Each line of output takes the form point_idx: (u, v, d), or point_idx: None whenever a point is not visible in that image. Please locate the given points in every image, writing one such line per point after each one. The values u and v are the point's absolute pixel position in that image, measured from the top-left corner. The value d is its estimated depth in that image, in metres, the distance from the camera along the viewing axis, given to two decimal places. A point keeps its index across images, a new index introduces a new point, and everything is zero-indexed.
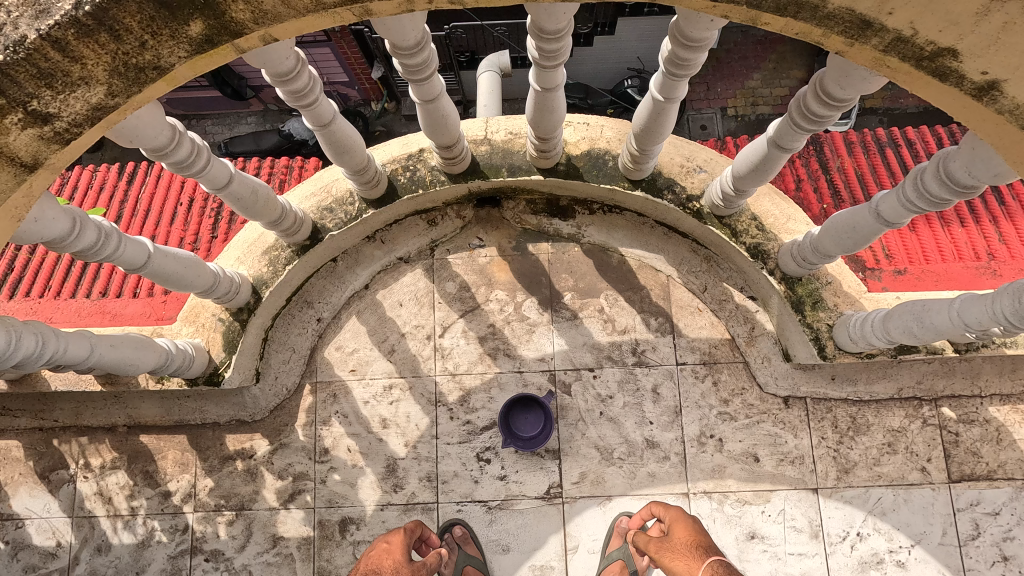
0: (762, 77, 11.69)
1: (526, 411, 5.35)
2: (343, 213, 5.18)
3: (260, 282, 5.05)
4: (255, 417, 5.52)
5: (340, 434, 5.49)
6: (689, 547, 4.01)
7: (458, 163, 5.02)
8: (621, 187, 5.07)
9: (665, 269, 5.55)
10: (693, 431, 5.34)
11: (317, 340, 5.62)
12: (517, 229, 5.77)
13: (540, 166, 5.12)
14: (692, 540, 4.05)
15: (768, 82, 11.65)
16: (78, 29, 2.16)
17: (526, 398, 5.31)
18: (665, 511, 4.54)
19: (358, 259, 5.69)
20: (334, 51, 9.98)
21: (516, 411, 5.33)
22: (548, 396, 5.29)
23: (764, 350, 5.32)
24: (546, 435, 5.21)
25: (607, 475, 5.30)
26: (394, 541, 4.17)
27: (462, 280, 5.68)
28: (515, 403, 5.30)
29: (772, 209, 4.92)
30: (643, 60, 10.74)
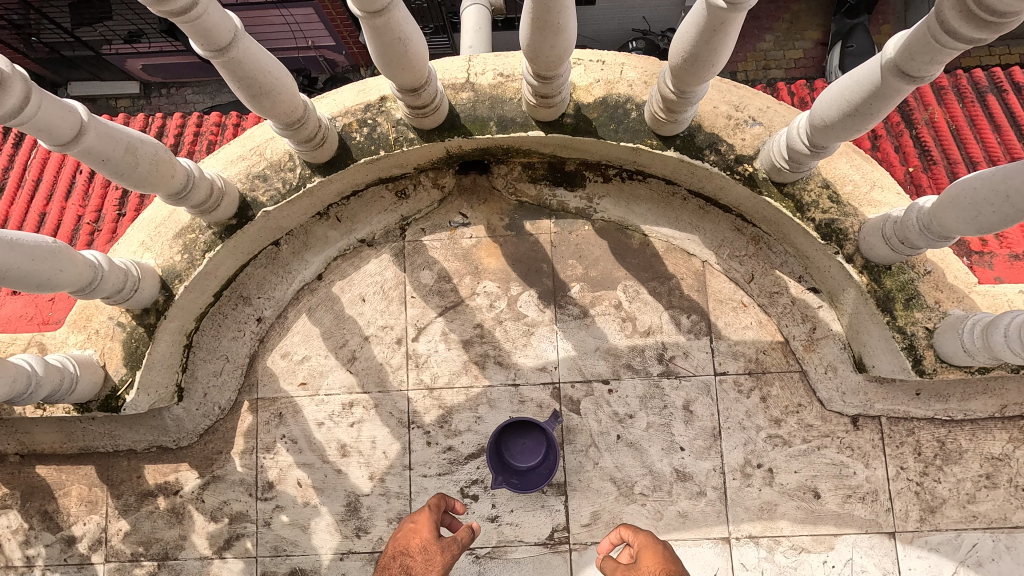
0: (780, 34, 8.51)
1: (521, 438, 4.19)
2: (280, 182, 3.92)
3: (170, 275, 3.82)
4: (180, 444, 4.36)
5: (288, 464, 4.35)
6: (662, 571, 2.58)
7: (432, 114, 3.73)
8: (647, 145, 3.80)
9: (700, 254, 4.33)
10: (735, 459, 4.19)
11: (257, 346, 4.43)
12: (511, 203, 4.53)
13: (541, 119, 3.83)
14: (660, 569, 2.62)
15: (785, 43, 8.57)
16: None
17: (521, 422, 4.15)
18: (634, 535, 3.02)
19: (307, 242, 4.45)
20: (319, 10, 8.01)
21: (508, 438, 4.18)
22: (552, 421, 4.13)
23: (828, 357, 4.14)
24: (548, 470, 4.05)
25: (625, 515, 4.17)
26: (417, 521, 3.31)
27: (440, 269, 4.46)
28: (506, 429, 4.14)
29: (851, 174, 3.67)
30: (648, 21, 9.08)
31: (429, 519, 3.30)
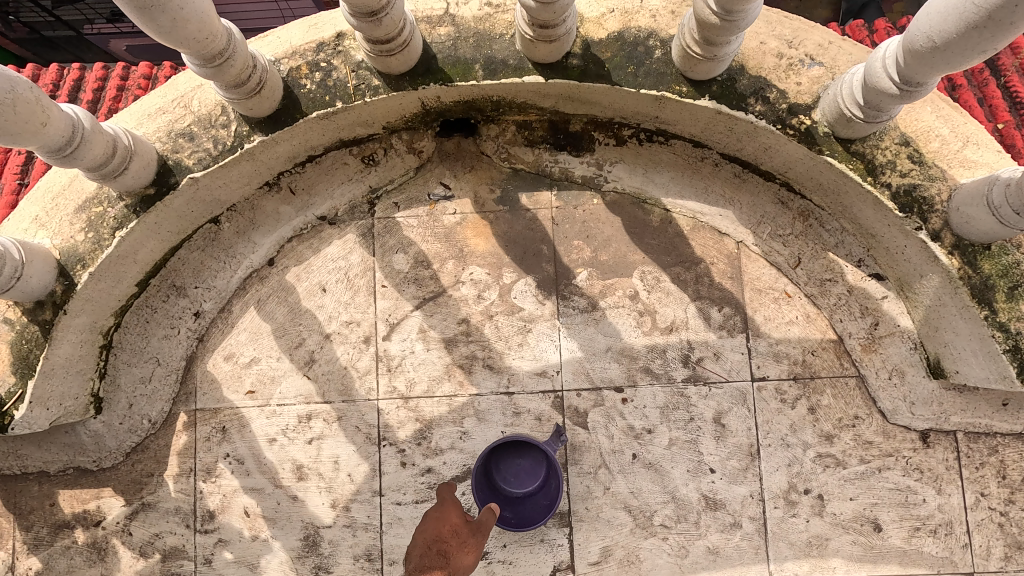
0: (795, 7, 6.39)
1: (514, 459, 3.42)
2: (210, 141, 3.11)
3: (74, 259, 3.04)
4: (101, 465, 3.58)
5: (233, 489, 3.57)
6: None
7: (401, 53, 2.92)
8: (674, 93, 3.00)
9: (736, 233, 3.54)
10: (778, 484, 3.42)
11: (195, 347, 3.64)
12: (503, 171, 3.71)
13: (540, 62, 3.03)
14: None
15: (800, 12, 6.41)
16: None
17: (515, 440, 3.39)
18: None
19: (255, 219, 3.65)
20: None
21: (499, 460, 3.41)
22: (553, 441, 3.33)
23: (894, 359, 3.36)
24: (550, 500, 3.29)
25: (643, 552, 3.41)
26: (440, 505, 3.01)
27: (417, 252, 3.66)
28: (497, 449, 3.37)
29: (935, 128, 2.88)
30: None
31: (454, 502, 3.02)
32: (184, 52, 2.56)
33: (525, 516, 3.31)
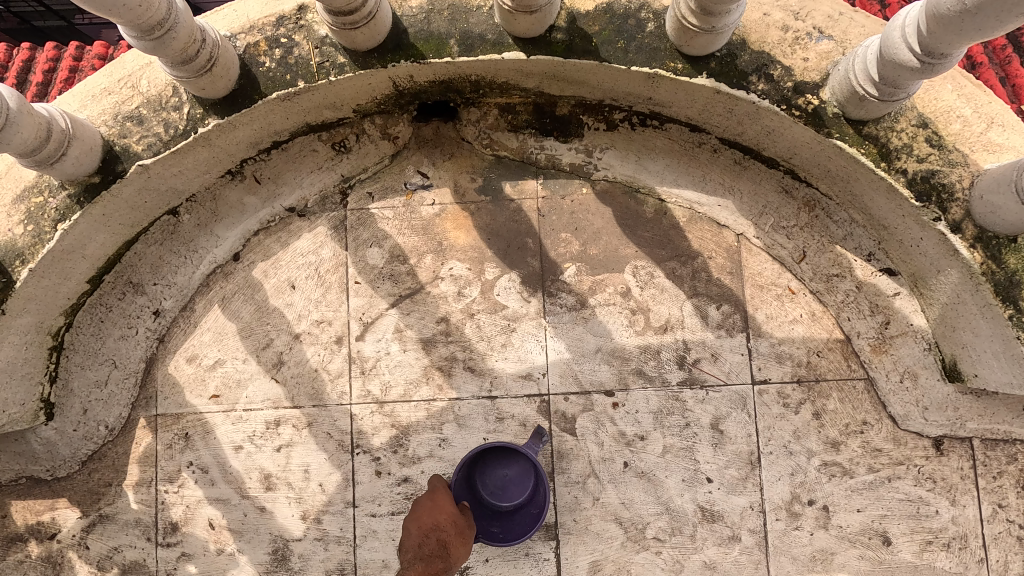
0: None
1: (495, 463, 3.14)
2: (161, 125, 2.85)
3: (13, 253, 2.78)
4: (55, 473, 3.34)
5: (197, 500, 3.33)
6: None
7: (367, 26, 2.65)
8: (668, 70, 2.73)
9: (736, 223, 3.28)
10: (779, 495, 3.18)
11: (154, 347, 3.38)
12: (485, 158, 3.44)
13: (522, 36, 2.76)
14: None
15: None
16: None
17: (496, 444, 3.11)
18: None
19: (218, 210, 3.39)
20: None
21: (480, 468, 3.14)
22: (534, 442, 3.09)
23: (906, 361, 3.11)
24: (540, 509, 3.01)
25: (635, 567, 3.19)
26: (431, 492, 2.80)
27: (393, 245, 3.40)
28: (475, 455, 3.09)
29: (956, 107, 2.61)
30: None
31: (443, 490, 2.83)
32: (118, 18, 2.28)
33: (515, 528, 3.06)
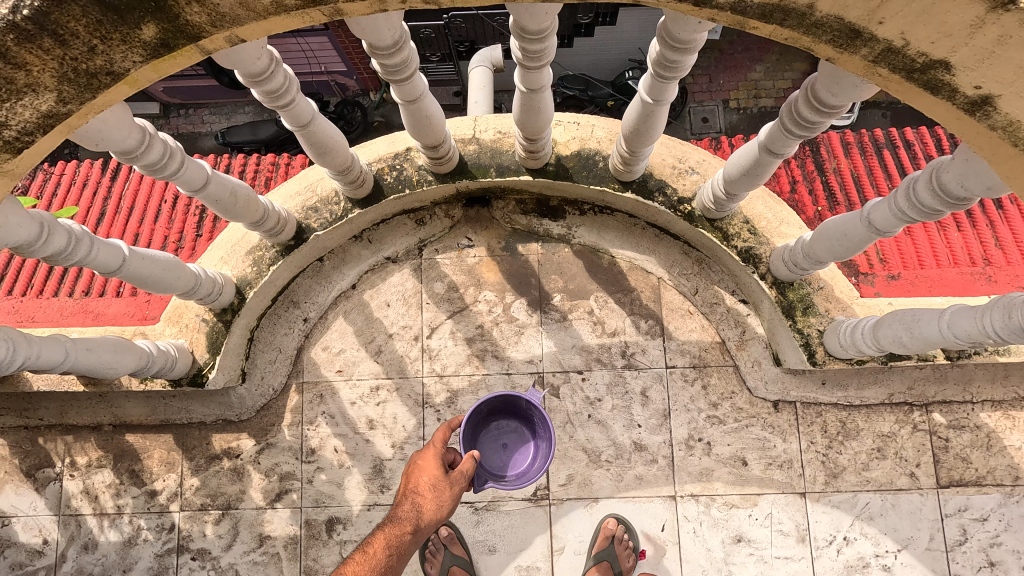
0: (754, 77, 11.74)
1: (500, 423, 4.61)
2: (328, 213, 5.08)
3: (244, 283, 4.99)
4: (241, 416, 5.46)
5: (327, 434, 5.44)
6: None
7: (446, 162, 4.87)
8: (611, 188, 4.97)
9: (656, 271, 5.48)
10: (681, 434, 5.30)
11: (303, 341, 5.54)
12: (507, 230, 5.67)
13: (530, 167, 5.00)
14: None
15: (764, 78, 11.78)
16: (19, 36, 1.99)
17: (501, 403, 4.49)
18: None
19: (345, 258, 5.60)
20: (332, 42, 10.34)
21: (488, 427, 4.55)
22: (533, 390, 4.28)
23: (754, 354, 5.27)
24: (544, 455, 4.28)
25: (594, 477, 5.29)
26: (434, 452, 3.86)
27: (450, 280, 5.61)
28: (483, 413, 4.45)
29: (764, 212, 4.84)
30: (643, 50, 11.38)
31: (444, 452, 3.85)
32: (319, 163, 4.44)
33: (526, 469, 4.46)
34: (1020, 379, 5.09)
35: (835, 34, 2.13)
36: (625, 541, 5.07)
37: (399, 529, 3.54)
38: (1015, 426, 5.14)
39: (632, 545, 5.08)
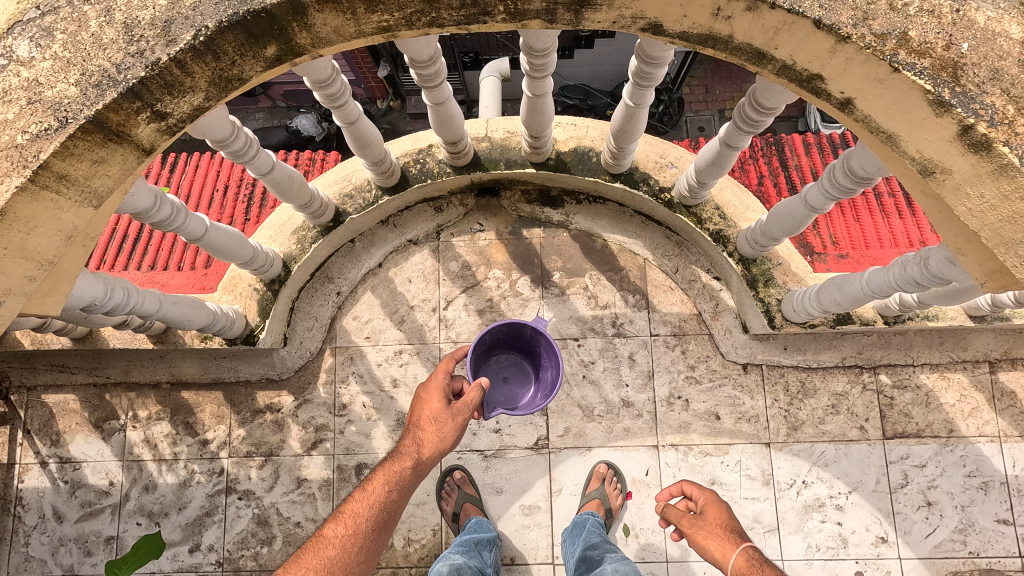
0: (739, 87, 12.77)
1: (501, 355, 4.92)
2: (361, 199, 5.95)
3: (290, 258, 5.84)
4: (282, 376, 6.30)
5: (357, 391, 6.29)
6: (725, 537, 3.52)
7: (462, 156, 5.73)
8: (603, 179, 5.84)
9: (642, 252, 6.34)
10: (663, 392, 6.14)
11: (336, 311, 6.38)
12: (514, 217, 6.53)
13: (534, 160, 5.87)
14: (726, 526, 3.60)
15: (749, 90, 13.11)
16: (195, 55, 2.70)
17: (506, 338, 4.75)
18: (697, 492, 3.82)
19: (373, 240, 6.46)
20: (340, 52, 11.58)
21: (492, 363, 4.85)
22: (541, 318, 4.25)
23: (726, 324, 6.11)
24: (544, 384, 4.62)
25: (587, 429, 6.13)
26: (437, 383, 3.97)
27: (464, 260, 6.47)
28: (485, 344, 4.55)
29: (732, 200, 5.70)
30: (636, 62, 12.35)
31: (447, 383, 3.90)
32: (357, 155, 5.30)
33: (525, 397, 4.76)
34: (954, 345, 5.93)
35: (749, 56, 2.89)
36: (614, 482, 5.90)
37: (400, 467, 3.62)
38: (950, 386, 5.98)
39: (620, 486, 5.90)
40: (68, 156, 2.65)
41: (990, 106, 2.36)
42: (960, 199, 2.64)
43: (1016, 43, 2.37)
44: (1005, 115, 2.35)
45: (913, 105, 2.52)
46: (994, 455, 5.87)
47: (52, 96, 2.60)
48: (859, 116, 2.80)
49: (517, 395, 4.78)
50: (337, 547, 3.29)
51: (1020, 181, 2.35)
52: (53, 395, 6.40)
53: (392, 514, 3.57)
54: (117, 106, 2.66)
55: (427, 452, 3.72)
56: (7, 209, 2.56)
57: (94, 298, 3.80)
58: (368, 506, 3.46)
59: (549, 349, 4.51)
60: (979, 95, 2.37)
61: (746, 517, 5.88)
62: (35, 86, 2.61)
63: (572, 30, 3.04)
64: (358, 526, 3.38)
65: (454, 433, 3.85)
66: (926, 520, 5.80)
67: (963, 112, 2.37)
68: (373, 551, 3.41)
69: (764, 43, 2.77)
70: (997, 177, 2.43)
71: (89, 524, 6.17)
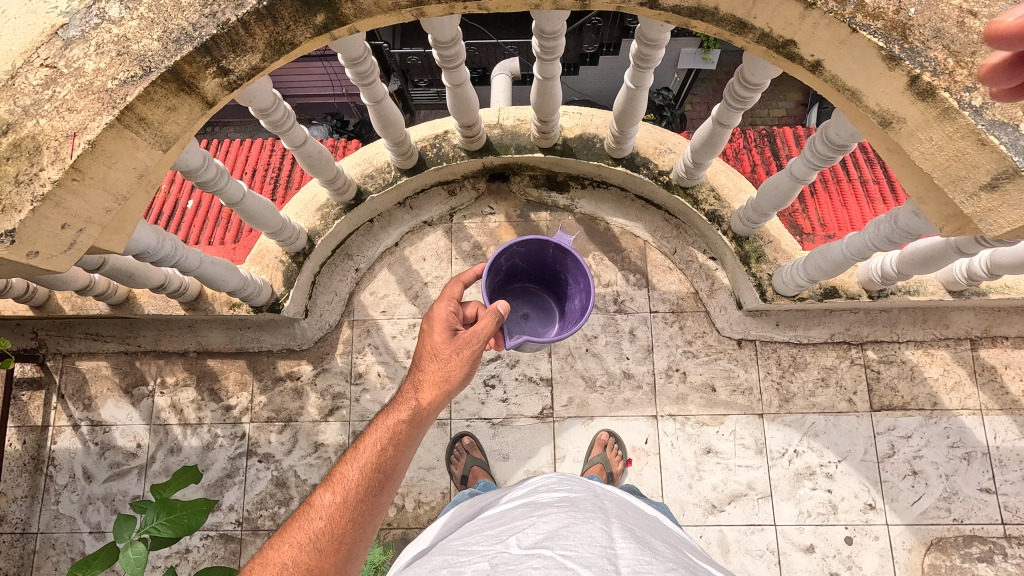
0: None
1: (526, 284, 5.32)
2: (381, 179, 6.41)
3: (314, 233, 6.27)
4: (303, 346, 6.69)
5: (372, 361, 6.67)
6: None
7: (476, 140, 6.18)
8: (606, 163, 6.29)
9: (643, 235, 6.75)
10: (662, 365, 6.49)
11: (355, 286, 6.80)
12: (522, 201, 6.96)
13: (542, 146, 6.33)
14: None
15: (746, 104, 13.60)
16: (258, 17, 3.18)
17: (525, 266, 5.03)
18: None
19: (390, 220, 6.89)
20: None
21: (514, 303, 5.25)
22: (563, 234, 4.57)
23: (721, 301, 6.50)
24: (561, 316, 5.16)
25: (590, 399, 6.47)
26: (439, 317, 3.80)
27: (475, 241, 6.89)
28: (506, 272, 4.93)
29: (726, 182, 6.14)
30: None
31: (450, 318, 3.80)
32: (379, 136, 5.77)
33: (546, 333, 5.22)
34: (937, 323, 6.30)
35: (733, 27, 3.33)
36: (615, 449, 6.22)
37: (395, 420, 3.28)
38: (933, 361, 6.33)
39: (620, 452, 6.21)
40: (148, 101, 3.10)
41: (934, 60, 2.79)
42: (914, 144, 3.05)
43: (955, 7, 2.81)
44: (946, 67, 2.78)
45: (872, 60, 2.93)
46: (976, 427, 6.20)
47: (138, 50, 3.07)
48: (827, 77, 3.23)
49: (539, 330, 5.23)
50: (325, 517, 2.92)
51: (960, 123, 2.78)
52: (86, 361, 6.79)
53: (392, 474, 3.16)
54: (191, 59, 3.12)
55: (427, 397, 3.40)
56: (96, 143, 2.98)
57: (148, 247, 4.42)
58: (359, 469, 3.06)
59: (576, 270, 4.72)
60: (923, 50, 2.81)
61: (740, 484, 6.18)
62: (123, 42, 3.07)
63: (580, 6, 3.48)
64: (349, 491, 3.00)
65: (458, 370, 3.60)
66: (912, 488, 6.10)
67: (911, 64, 2.81)
68: (367, 521, 3.01)
69: (744, 13, 3.22)
70: (943, 121, 2.84)
71: (117, 484, 6.51)
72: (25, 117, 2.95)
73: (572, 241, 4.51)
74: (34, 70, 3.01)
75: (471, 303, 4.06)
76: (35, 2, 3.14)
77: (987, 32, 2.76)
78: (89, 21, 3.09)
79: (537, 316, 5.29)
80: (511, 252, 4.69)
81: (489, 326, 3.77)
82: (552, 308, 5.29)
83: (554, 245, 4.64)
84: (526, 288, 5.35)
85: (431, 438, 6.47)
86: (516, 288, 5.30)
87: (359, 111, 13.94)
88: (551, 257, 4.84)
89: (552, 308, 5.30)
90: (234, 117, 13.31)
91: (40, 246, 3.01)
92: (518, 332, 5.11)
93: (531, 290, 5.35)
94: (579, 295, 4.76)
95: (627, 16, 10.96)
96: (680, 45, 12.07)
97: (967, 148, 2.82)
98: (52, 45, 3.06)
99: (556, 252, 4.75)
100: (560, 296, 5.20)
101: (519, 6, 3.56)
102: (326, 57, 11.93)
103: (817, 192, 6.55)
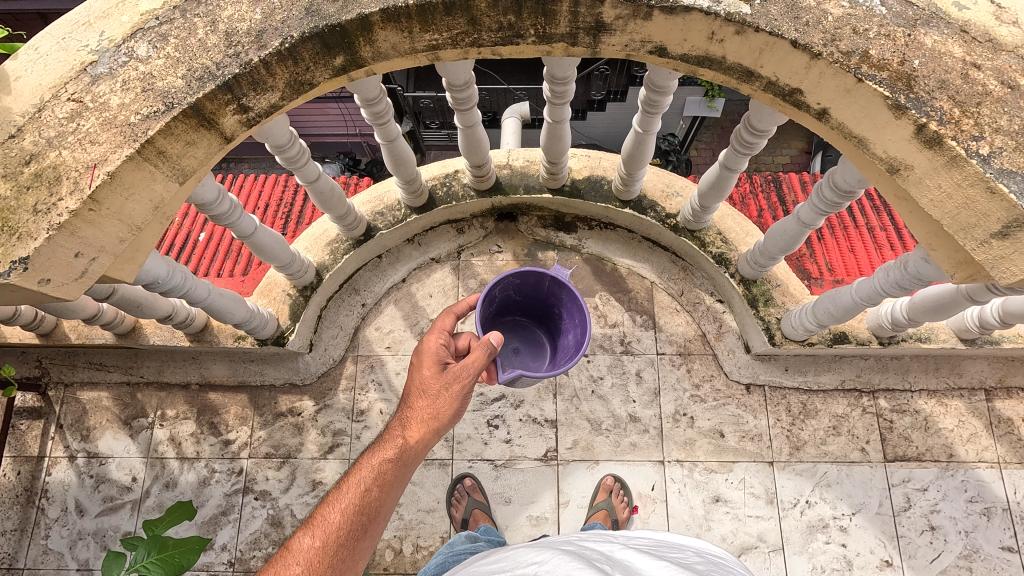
0: None
1: (516, 318, 5.31)
2: (391, 216, 6.49)
3: (323, 267, 6.31)
4: (305, 381, 6.63)
5: (374, 399, 6.58)
6: None
7: (485, 180, 6.27)
8: (613, 205, 6.35)
9: (650, 276, 6.74)
10: (669, 409, 6.37)
11: (360, 321, 6.79)
12: (530, 240, 6.99)
13: (551, 186, 6.42)
14: None
15: None
16: (279, 58, 3.28)
17: (518, 298, 5.01)
18: None
19: (398, 256, 6.94)
20: None
21: (506, 341, 5.21)
22: (560, 270, 4.57)
23: (729, 345, 6.44)
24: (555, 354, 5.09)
25: (595, 442, 6.33)
26: (429, 349, 3.74)
27: (482, 278, 6.91)
28: (499, 303, 4.92)
29: (733, 226, 6.19)
30: None
31: (441, 350, 3.72)
32: (391, 174, 5.87)
33: (536, 369, 5.15)
34: (950, 371, 6.21)
35: (740, 75, 3.40)
36: (621, 495, 6.02)
37: (381, 459, 3.22)
38: (948, 411, 6.19)
39: (626, 499, 6.02)
40: (168, 135, 3.18)
41: (941, 110, 2.83)
42: (923, 191, 3.07)
43: (958, 59, 2.88)
44: (952, 117, 2.81)
45: (880, 108, 2.97)
46: (994, 481, 6.00)
47: (162, 87, 3.18)
48: (834, 124, 3.28)
49: (530, 365, 5.16)
50: (302, 563, 2.78)
51: (968, 170, 2.79)
52: (88, 392, 6.75)
53: (375, 518, 3.07)
54: (213, 95, 3.22)
55: (415, 435, 3.38)
56: (114, 174, 3.05)
57: (156, 277, 4.47)
58: (342, 512, 2.99)
59: (572, 304, 4.67)
60: (929, 100, 2.86)
61: (750, 535, 5.96)
62: (149, 80, 3.18)
63: (591, 53, 3.57)
64: (331, 535, 2.90)
65: (448, 407, 3.54)
66: (930, 544, 5.86)
67: (918, 113, 2.85)
68: (348, 567, 2.90)
69: (752, 62, 3.28)
70: (949, 168, 2.86)
71: (108, 519, 6.36)
72: (49, 149, 3.03)
73: (567, 275, 4.49)
74: (61, 105, 3.10)
75: (464, 334, 3.97)
76: (67, 40, 3.25)
77: (991, 84, 2.82)
78: (117, 59, 3.20)
79: (534, 351, 5.23)
80: (505, 284, 4.69)
81: (481, 359, 3.63)
82: (545, 350, 5.22)
83: (549, 279, 4.62)
84: (517, 321, 5.34)
85: (432, 479, 6.32)
86: (507, 321, 5.29)
87: (371, 151, 14.28)
88: (547, 290, 4.82)
89: (542, 343, 5.27)
90: (249, 154, 13.71)
91: (52, 274, 3.04)
92: (511, 366, 5.03)
93: (523, 324, 5.34)
94: (573, 331, 4.72)
95: (635, 65, 11.29)
96: (686, 93, 12.37)
97: (976, 196, 2.83)
98: (80, 81, 3.16)
99: (551, 286, 4.73)
100: (552, 331, 5.19)
101: (532, 52, 3.65)
102: (340, 98, 12.27)
103: (824, 237, 6.57)
